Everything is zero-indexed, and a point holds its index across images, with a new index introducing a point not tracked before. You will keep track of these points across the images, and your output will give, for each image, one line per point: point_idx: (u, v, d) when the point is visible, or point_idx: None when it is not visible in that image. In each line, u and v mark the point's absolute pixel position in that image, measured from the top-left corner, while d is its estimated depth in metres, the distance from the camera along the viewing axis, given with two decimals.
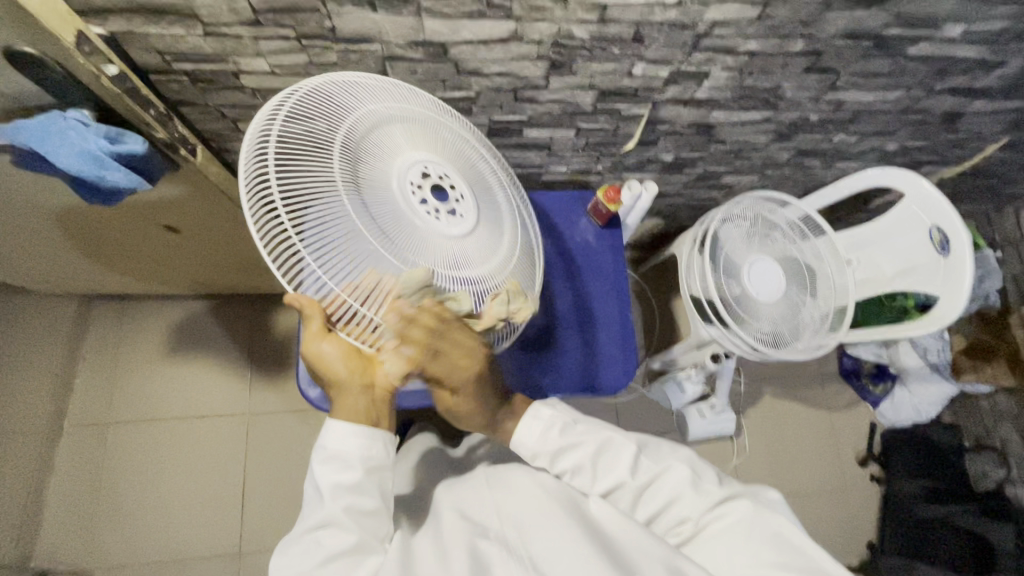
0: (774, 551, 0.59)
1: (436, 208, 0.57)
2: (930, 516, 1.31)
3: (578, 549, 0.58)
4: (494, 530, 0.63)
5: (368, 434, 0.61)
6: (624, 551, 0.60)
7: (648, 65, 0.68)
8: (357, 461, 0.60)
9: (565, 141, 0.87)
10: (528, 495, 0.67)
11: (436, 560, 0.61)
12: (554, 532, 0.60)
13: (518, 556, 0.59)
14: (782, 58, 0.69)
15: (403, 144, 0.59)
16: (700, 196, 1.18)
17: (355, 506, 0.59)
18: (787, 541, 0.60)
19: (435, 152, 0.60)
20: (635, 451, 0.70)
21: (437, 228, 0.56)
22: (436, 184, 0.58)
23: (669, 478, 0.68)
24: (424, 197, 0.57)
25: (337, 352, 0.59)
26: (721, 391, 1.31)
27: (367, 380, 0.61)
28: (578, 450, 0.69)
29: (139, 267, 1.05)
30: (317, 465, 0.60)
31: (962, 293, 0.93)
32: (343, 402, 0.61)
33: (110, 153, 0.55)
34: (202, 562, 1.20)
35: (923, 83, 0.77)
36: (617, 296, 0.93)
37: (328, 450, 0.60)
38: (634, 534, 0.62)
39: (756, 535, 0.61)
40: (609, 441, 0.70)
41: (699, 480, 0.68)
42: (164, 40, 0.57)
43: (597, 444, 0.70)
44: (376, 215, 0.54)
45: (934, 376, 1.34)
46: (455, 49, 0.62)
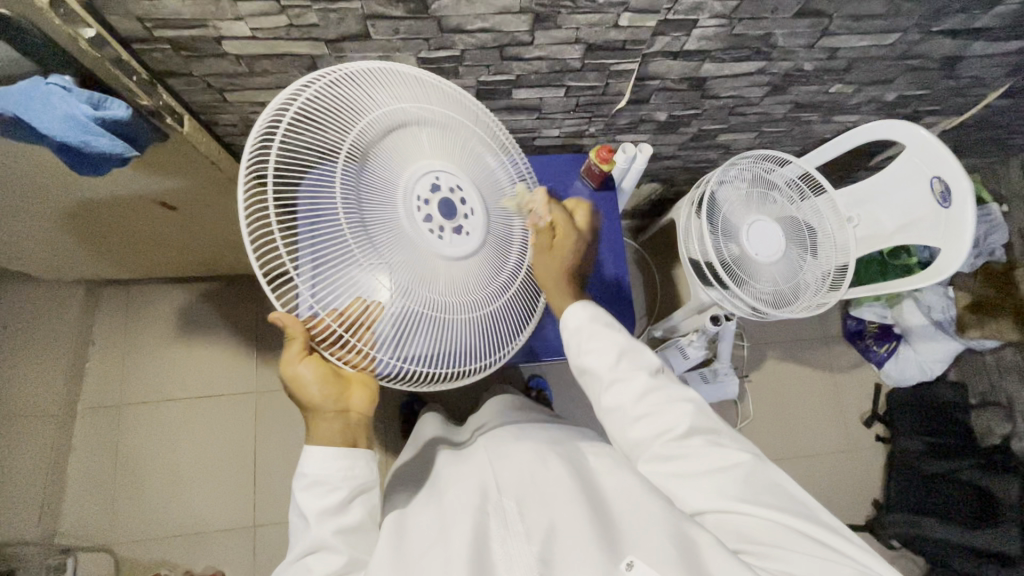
0: (771, 496, 0.59)
1: (441, 226, 0.58)
2: (936, 471, 1.32)
3: (575, 512, 0.58)
4: (493, 502, 0.64)
5: (349, 455, 0.61)
6: (621, 516, 0.59)
7: (635, 15, 0.66)
8: (342, 482, 0.60)
9: (556, 102, 0.86)
10: (528, 468, 0.67)
11: (434, 534, 0.62)
12: (552, 500, 0.61)
13: (516, 526, 0.59)
14: (773, 2, 0.67)
15: (414, 155, 0.59)
16: (697, 157, 1.16)
17: (343, 524, 0.59)
18: (786, 493, 0.60)
19: (449, 162, 0.61)
20: (653, 364, 0.68)
21: (438, 246, 0.57)
22: (446, 198, 0.58)
23: (677, 395, 0.66)
24: (429, 213, 0.57)
25: (314, 375, 0.59)
26: (722, 355, 1.27)
27: (343, 406, 0.61)
28: (600, 344, 0.67)
29: (140, 250, 1.06)
30: (300, 492, 0.60)
31: (965, 241, 0.92)
32: (320, 427, 0.61)
33: (94, 119, 0.55)
34: (221, 537, 1.23)
35: (919, 25, 0.75)
36: (613, 260, 0.93)
37: (310, 476, 0.60)
38: (632, 498, 0.60)
39: (755, 479, 0.60)
40: (631, 349, 0.68)
41: (704, 412, 0.66)
42: (142, 6, 0.57)
43: (622, 340, 0.68)
44: (376, 232, 0.55)
45: (939, 333, 1.33)
46: (436, 4, 0.61)
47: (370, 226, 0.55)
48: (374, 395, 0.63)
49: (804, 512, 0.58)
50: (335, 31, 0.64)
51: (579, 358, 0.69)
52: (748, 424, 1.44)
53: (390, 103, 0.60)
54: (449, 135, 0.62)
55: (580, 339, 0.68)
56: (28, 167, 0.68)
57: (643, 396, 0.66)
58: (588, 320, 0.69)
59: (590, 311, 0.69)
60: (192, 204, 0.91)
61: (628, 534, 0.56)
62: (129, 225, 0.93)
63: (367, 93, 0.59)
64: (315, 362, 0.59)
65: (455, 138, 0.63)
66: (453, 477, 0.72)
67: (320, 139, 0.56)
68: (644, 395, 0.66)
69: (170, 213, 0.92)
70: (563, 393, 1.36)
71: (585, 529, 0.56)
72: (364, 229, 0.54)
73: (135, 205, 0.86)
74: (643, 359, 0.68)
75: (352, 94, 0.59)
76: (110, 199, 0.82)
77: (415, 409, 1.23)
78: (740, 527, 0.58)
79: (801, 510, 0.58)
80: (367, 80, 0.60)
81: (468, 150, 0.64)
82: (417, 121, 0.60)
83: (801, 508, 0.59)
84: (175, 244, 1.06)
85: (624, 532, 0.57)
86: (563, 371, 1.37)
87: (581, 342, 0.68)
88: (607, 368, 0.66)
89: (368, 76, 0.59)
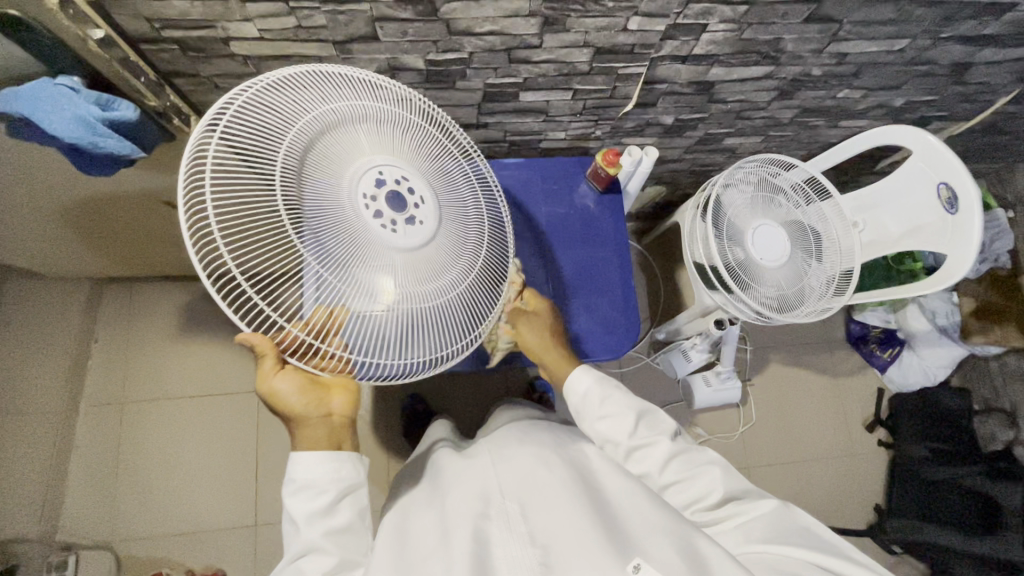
0: (801, 537, 0.59)
1: (392, 219, 0.56)
2: (940, 477, 1.31)
3: (578, 517, 0.58)
4: (496, 506, 0.63)
5: (335, 459, 0.61)
6: (625, 522, 0.59)
7: (644, 19, 0.66)
8: (329, 486, 0.60)
9: (562, 105, 0.86)
10: (529, 470, 0.65)
11: (437, 541, 0.61)
12: (553, 503, 0.60)
13: (518, 529, 0.59)
14: (783, 8, 0.67)
15: (358, 152, 0.57)
16: (702, 161, 1.16)
17: (331, 527, 0.60)
18: (813, 535, 0.60)
19: (394, 155, 0.59)
20: (672, 427, 0.72)
21: (391, 240, 0.55)
22: (393, 190, 0.56)
23: (703, 456, 0.69)
24: (378, 208, 0.55)
25: (293, 388, 0.60)
26: (726, 358, 1.26)
27: (325, 411, 0.62)
28: (616, 409, 0.71)
29: (143, 248, 1.06)
30: (289, 498, 0.60)
31: (972, 247, 0.91)
32: (304, 438, 0.61)
33: (102, 120, 0.55)
34: (222, 535, 1.23)
35: (930, 30, 0.75)
36: (619, 265, 0.93)
37: (297, 482, 0.60)
38: (638, 507, 0.61)
39: (782, 523, 0.60)
40: (650, 410, 0.72)
41: (732, 473, 0.68)
42: (152, 6, 0.57)
43: (636, 408, 0.71)
44: (321, 233, 0.54)
45: (943, 339, 1.34)
46: (445, 7, 0.61)
47: (316, 228, 0.54)
48: (355, 399, 0.64)
49: (837, 552, 0.57)
50: (343, 33, 0.64)
51: (599, 424, 0.72)
52: (750, 428, 1.44)
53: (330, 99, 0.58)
54: (392, 130, 0.61)
55: (596, 404, 0.72)
56: (34, 165, 0.68)
57: (669, 460, 0.68)
58: (586, 384, 0.74)
59: (596, 375, 0.74)
60: None
61: (635, 537, 0.57)
62: (133, 223, 0.93)
63: (306, 91, 0.58)
64: (293, 375, 0.60)
65: (402, 133, 0.61)
66: (457, 477, 0.70)
67: (258, 143, 0.55)
68: (668, 460, 0.68)
69: (175, 212, 0.92)
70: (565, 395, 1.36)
71: (588, 537, 0.55)
72: (310, 232, 0.54)
73: (139, 203, 0.85)
74: (661, 423, 0.72)
75: (287, 93, 0.57)
76: (115, 198, 0.81)
77: (417, 410, 1.23)
78: (774, 566, 0.56)
79: (830, 548, 0.58)
80: (300, 79, 0.58)
81: (415, 142, 0.62)
82: (357, 116, 0.58)
83: (831, 548, 0.58)
84: (178, 242, 1.06)
85: (630, 535, 0.57)
86: None
87: (597, 407, 0.72)
88: (625, 436, 0.70)
89: (300, 76, 0.58)
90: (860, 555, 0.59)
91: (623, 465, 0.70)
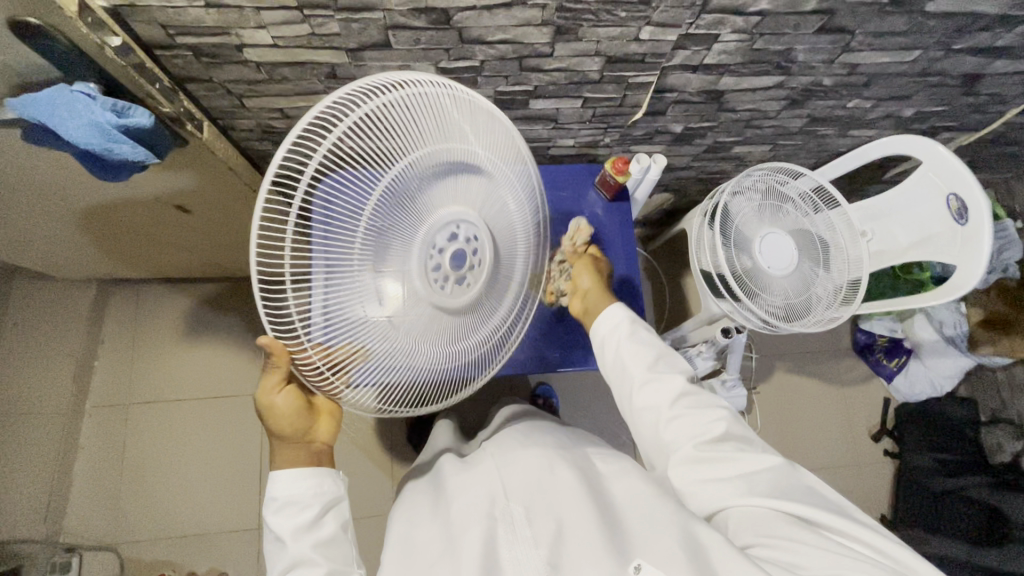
0: (803, 495, 0.60)
1: (448, 277, 0.54)
2: (945, 488, 1.31)
3: (584, 521, 0.57)
4: (501, 508, 0.62)
5: (314, 474, 0.61)
6: (630, 526, 0.58)
7: (656, 29, 0.66)
8: (312, 498, 0.60)
9: (572, 112, 0.86)
10: (535, 474, 0.65)
11: (442, 548, 0.61)
12: (559, 508, 0.60)
13: (523, 533, 0.58)
14: (795, 18, 0.67)
15: (448, 194, 0.55)
16: (710, 169, 1.16)
17: (319, 538, 0.59)
18: (817, 494, 0.61)
19: (479, 210, 0.57)
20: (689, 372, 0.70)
21: (440, 298, 0.54)
22: (462, 249, 0.55)
23: (715, 401, 0.68)
24: (441, 263, 0.54)
25: (286, 404, 0.62)
26: (732, 366, 1.26)
27: (309, 433, 0.63)
28: (642, 346, 0.71)
29: (154, 250, 1.07)
30: (272, 517, 0.59)
31: (981, 260, 0.91)
32: (282, 454, 0.62)
33: (117, 127, 0.54)
34: (225, 538, 1.23)
35: (941, 42, 0.75)
36: (627, 274, 0.93)
37: (280, 500, 0.59)
38: (643, 507, 0.60)
39: (788, 482, 0.61)
40: (670, 352, 0.71)
41: (739, 419, 0.67)
42: (167, 13, 0.57)
43: (658, 347, 0.71)
44: (382, 270, 0.51)
45: (950, 349, 1.33)
46: (458, 15, 0.61)
47: (380, 262, 0.51)
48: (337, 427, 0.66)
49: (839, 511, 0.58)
50: (357, 40, 0.64)
51: (618, 356, 0.71)
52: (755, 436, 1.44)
53: (451, 136, 0.56)
54: (489, 184, 0.59)
55: (616, 346, 0.71)
56: (47, 169, 0.68)
57: (681, 398, 0.67)
58: (619, 327, 0.72)
59: (629, 315, 0.72)
60: (206, 208, 0.91)
61: (637, 540, 0.56)
62: (143, 226, 0.93)
63: (427, 121, 0.55)
64: (290, 393, 0.62)
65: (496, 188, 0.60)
66: (461, 482, 0.69)
67: (354, 160, 0.51)
68: (679, 398, 0.67)
69: (186, 216, 0.92)
70: (571, 401, 1.36)
71: (593, 540, 0.55)
72: (374, 263, 0.51)
73: (150, 207, 0.86)
74: (678, 365, 0.70)
75: (407, 117, 0.54)
76: (126, 202, 0.82)
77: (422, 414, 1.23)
78: (772, 521, 0.57)
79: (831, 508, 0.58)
80: (426, 107, 0.55)
81: (506, 197, 0.61)
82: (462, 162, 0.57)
83: (832, 507, 0.59)
84: (186, 245, 1.06)
85: (633, 539, 0.57)
86: (571, 379, 1.37)
87: (614, 347, 0.72)
88: (641, 369, 0.69)
89: (427, 104, 0.55)
90: (859, 513, 0.59)
91: (633, 394, 0.69)
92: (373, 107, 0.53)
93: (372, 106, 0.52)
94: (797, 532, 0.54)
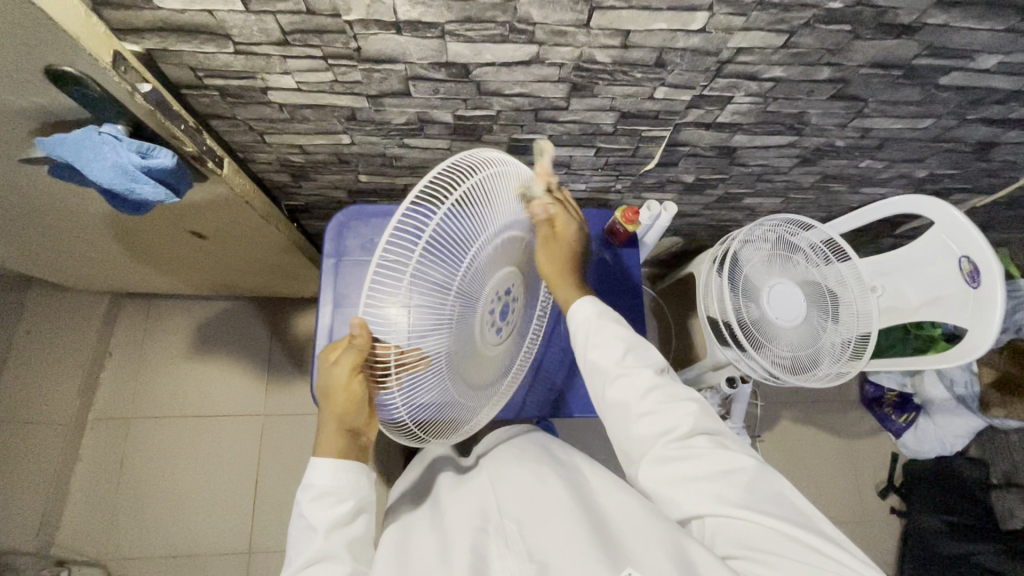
0: (771, 505, 0.56)
1: (493, 319, 0.63)
2: (956, 552, 1.25)
3: (576, 530, 0.55)
4: (495, 523, 0.60)
5: (354, 467, 0.61)
6: (625, 542, 0.55)
7: (671, 89, 0.67)
8: (350, 493, 0.61)
9: (585, 160, 0.87)
10: (528, 489, 0.63)
11: (436, 557, 0.57)
12: (553, 523, 0.57)
13: (516, 546, 0.56)
14: (808, 85, 0.68)
15: (497, 263, 0.61)
16: (721, 217, 1.16)
17: (351, 536, 0.59)
18: (787, 502, 0.57)
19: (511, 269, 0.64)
20: (661, 364, 0.66)
21: (483, 335, 0.62)
22: (504, 304, 0.64)
23: (685, 393, 0.64)
24: (492, 309, 0.62)
25: (350, 389, 0.56)
26: (737, 414, 1.20)
27: (358, 425, 0.60)
28: (609, 335, 0.66)
29: (167, 268, 1.09)
30: (308, 505, 0.59)
31: (991, 326, 0.89)
32: (329, 425, 0.59)
33: (141, 169, 0.56)
34: (213, 558, 1.21)
35: (955, 112, 0.75)
36: (633, 323, 0.92)
37: (318, 488, 0.60)
38: (639, 523, 0.56)
39: (757, 488, 0.58)
40: (640, 340, 0.67)
41: (709, 412, 0.63)
42: (197, 57, 0.59)
43: (628, 336, 0.66)
44: (462, 319, 0.56)
45: (960, 409, 1.30)
46: (477, 70, 0.62)
47: (461, 312, 0.56)
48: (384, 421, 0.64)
49: (801, 522, 0.55)
50: (377, 88, 0.66)
51: (588, 353, 0.67)
52: None
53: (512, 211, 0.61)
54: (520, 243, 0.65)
55: (586, 334, 0.68)
56: (71, 196, 0.70)
57: (648, 394, 0.63)
58: (595, 314, 0.68)
59: (598, 307, 0.69)
60: (221, 235, 0.92)
61: (629, 549, 0.54)
62: (159, 246, 0.95)
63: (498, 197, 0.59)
64: (357, 380, 0.56)
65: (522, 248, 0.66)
66: (453, 499, 0.69)
67: (459, 234, 0.53)
68: (648, 392, 0.63)
69: (199, 241, 0.94)
70: None
71: (584, 553, 0.52)
72: (458, 312, 0.55)
73: (167, 232, 0.87)
74: (650, 356, 0.67)
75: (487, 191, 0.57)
76: (144, 226, 0.83)
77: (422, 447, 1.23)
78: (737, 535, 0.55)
79: (801, 522, 0.55)
80: (497, 178, 0.59)
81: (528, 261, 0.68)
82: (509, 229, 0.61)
83: (804, 521, 0.55)
84: (200, 265, 1.08)
85: (623, 544, 0.55)
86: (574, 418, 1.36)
87: (587, 338, 0.67)
88: (612, 363, 0.64)
89: (496, 177, 0.59)
90: (824, 520, 0.56)
91: (604, 389, 0.65)
92: (471, 183, 0.55)
93: (473, 183, 0.55)
94: (764, 550, 0.53)
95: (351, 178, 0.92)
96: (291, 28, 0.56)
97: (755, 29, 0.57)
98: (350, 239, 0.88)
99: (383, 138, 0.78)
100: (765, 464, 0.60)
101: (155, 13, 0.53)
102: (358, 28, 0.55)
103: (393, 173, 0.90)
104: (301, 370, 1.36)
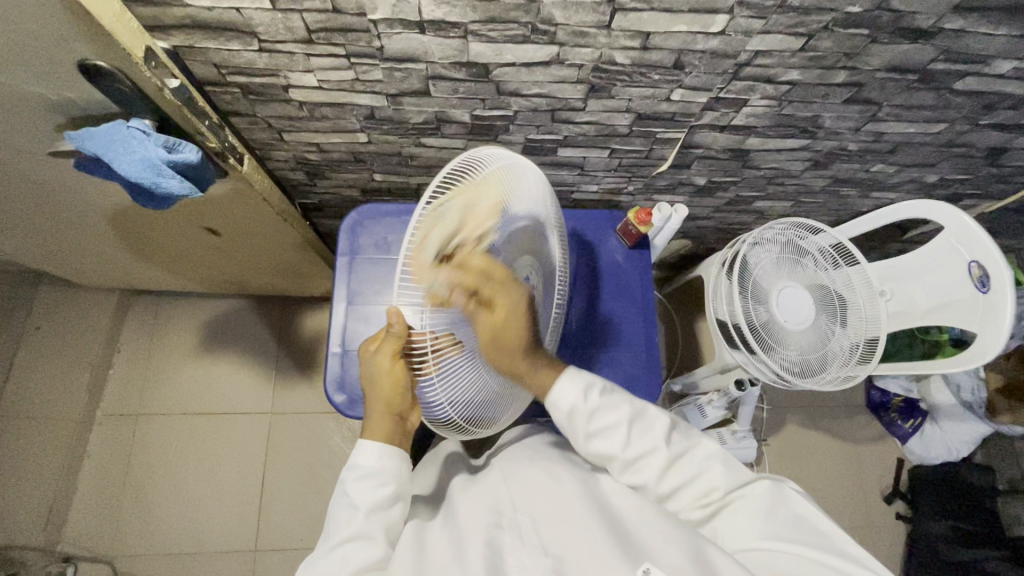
0: (793, 530, 0.56)
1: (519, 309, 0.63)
2: (959, 559, 1.25)
3: (590, 528, 0.55)
4: (509, 518, 0.61)
5: (399, 454, 0.63)
6: (642, 539, 0.55)
7: (688, 91, 0.68)
8: (390, 478, 0.61)
9: (599, 161, 0.87)
10: (542, 485, 0.64)
11: (452, 551, 0.58)
12: (567, 519, 0.57)
13: (531, 541, 0.57)
14: (824, 89, 0.68)
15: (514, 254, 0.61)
16: (731, 220, 1.17)
17: (389, 521, 0.60)
18: (809, 524, 0.57)
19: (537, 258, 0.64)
20: (668, 424, 0.66)
21: None
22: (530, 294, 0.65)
23: (700, 450, 0.65)
24: None
25: (393, 372, 0.61)
26: (744, 417, 1.21)
27: (404, 409, 0.63)
28: (610, 414, 0.64)
29: (178, 265, 1.09)
30: (353, 485, 0.60)
31: (1000, 331, 0.90)
32: (376, 409, 0.63)
33: (167, 163, 0.56)
34: (220, 556, 1.21)
35: (968, 117, 0.76)
36: (644, 322, 0.92)
37: (363, 468, 0.61)
38: (657, 526, 0.56)
39: (777, 513, 0.58)
40: (641, 408, 0.65)
41: (727, 457, 0.65)
42: (222, 55, 0.60)
43: (628, 411, 0.65)
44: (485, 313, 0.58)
45: (968, 414, 1.28)
46: (498, 70, 0.63)
47: None
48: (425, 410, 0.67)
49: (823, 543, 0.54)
50: (397, 87, 0.66)
51: (590, 442, 0.64)
52: None
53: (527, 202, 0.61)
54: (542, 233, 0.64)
55: (586, 419, 0.64)
56: (92, 191, 0.70)
57: (665, 468, 0.64)
58: (583, 394, 0.64)
59: (585, 384, 0.64)
60: (236, 233, 0.93)
61: (646, 546, 0.54)
62: (174, 242, 0.96)
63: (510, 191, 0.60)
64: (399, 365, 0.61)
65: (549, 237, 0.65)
66: (467, 494, 0.69)
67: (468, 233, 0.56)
68: (666, 463, 0.64)
69: (214, 238, 0.94)
70: None
71: (601, 548, 0.52)
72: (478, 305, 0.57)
73: (183, 228, 0.88)
74: (655, 422, 0.66)
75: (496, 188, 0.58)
76: (161, 222, 0.84)
77: None
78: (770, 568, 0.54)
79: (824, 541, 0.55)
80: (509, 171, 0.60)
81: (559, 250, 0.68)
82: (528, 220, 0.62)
83: (822, 539, 0.55)
84: (213, 262, 1.09)
85: (638, 540, 0.55)
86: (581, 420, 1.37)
87: (586, 423, 0.64)
88: (620, 449, 0.63)
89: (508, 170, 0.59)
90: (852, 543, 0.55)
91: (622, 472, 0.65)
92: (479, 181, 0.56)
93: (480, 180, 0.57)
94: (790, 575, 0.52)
95: (367, 177, 0.92)
96: (317, 27, 0.56)
97: (774, 31, 0.58)
98: (364, 236, 0.88)
99: (401, 137, 0.79)
100: (782, 489, 0.61)
101: (183, 10, 0.54)
102: (382, 26, 0.56)
103: (408, 172, 0.91)
104: (308, 367, 1.36)
